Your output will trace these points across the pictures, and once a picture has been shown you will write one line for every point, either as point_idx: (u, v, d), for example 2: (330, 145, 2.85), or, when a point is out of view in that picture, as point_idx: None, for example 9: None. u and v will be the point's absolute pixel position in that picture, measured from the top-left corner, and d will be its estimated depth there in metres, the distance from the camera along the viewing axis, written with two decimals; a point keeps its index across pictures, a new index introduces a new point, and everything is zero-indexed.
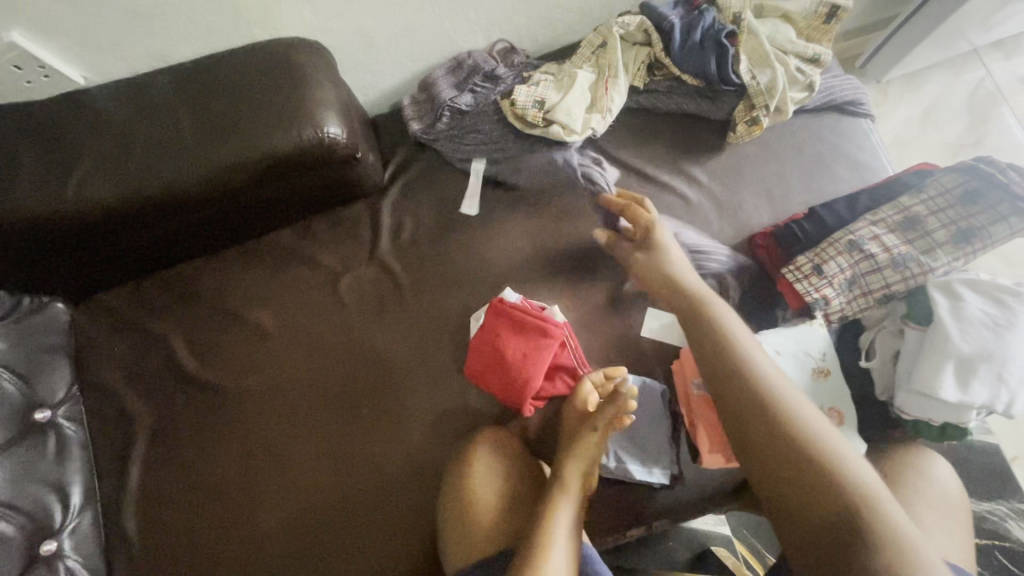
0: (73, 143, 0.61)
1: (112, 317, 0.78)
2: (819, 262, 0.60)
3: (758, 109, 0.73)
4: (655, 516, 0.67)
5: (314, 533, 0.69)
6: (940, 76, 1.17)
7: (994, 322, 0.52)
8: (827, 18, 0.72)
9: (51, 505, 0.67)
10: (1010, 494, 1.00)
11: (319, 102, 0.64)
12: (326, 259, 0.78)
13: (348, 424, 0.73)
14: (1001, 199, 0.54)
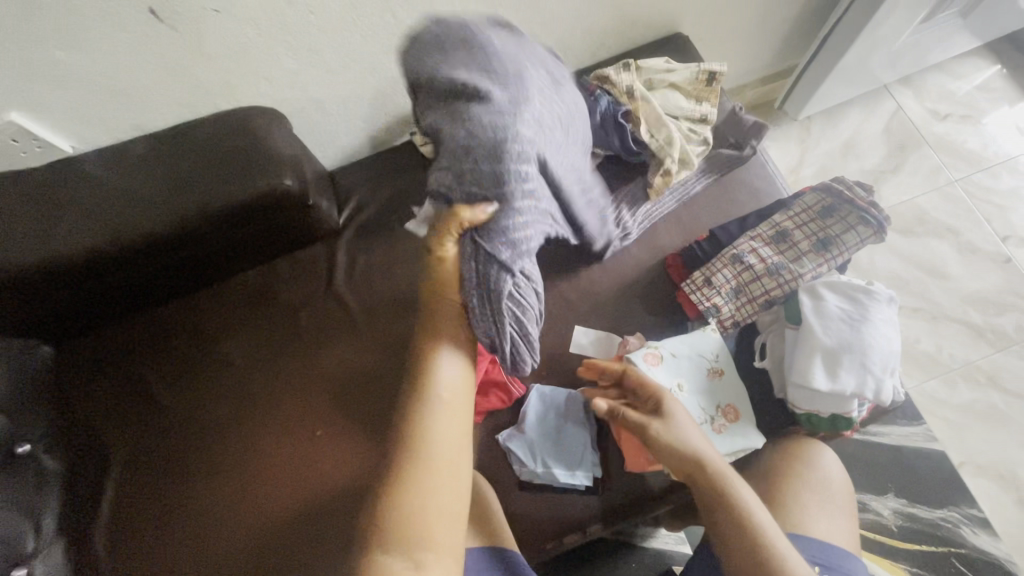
0: (60, 201, 0.70)
1: (94, 356, 0.86)
2: (709, 275, 0.67)
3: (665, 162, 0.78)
4: (587, 522, 0.71)
5: (268, 552, 0.74)
6: (856, 112, 1.29)
7: (850, 318, 0.61)
8: (708, 82, 0.83)
9: (26, 532, 0.73)
10: (961, 500, 1.03)
11: (273, 159, 0.75)
12: (287, 296, 0.87)
13: (302, 447, 0.80)
14: (850, 212, 0.65)
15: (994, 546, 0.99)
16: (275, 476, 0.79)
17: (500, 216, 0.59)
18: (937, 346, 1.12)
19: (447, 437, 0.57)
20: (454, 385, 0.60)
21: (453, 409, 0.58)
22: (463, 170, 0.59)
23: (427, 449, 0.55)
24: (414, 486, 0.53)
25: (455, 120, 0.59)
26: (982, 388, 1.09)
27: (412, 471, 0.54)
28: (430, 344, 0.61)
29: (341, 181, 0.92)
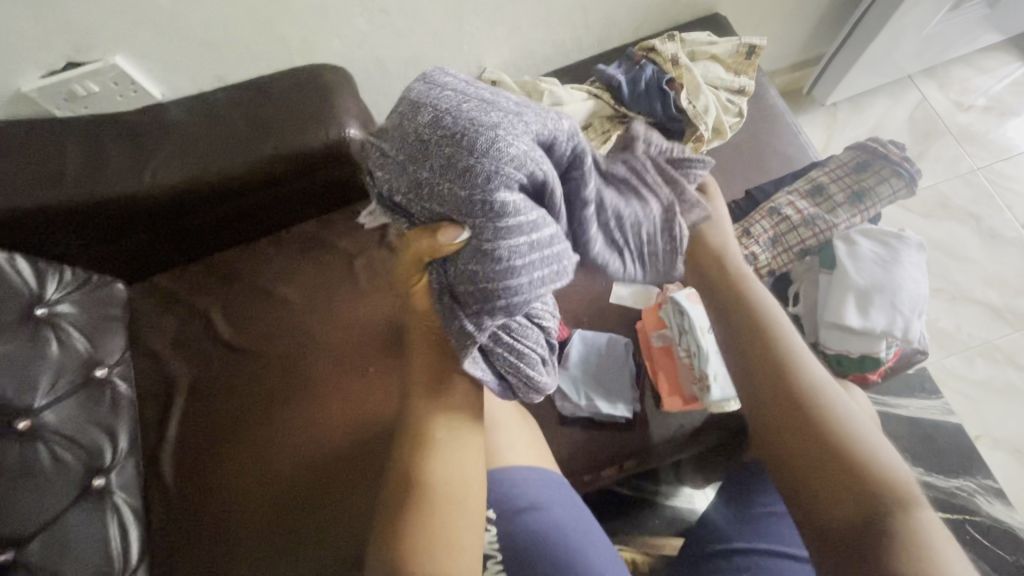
0: (151, 141, 0.77)
1: (163, 295, 0.91)
2: (747, 226, 0.72)
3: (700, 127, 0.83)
4: (626, 456, 0.76)
5: (325, 471, 0.81)
6: (882, 101, 1.33)
7: (882, 261, 0.66)
8: (747, 54, 0.88)
9: (104, 446, 0.78)
10: (977, 471, 1.06)
11: (343, 110, 0.81)
12: (343, 245, 0.92)
13: (357, 380, 0.86)
14: (884, 166, 0.70)
15: (1008, 515, 1.03)
16: (331, 413, 0.84)
17: (466, 257, 0.49)
18: (957, 325, 1.16)
19: (450, 472, 0.57)
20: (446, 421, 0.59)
21: (450, 442, 0.58)
22: (421, 184, 0.48)
23: (430, 485, 0.56)
24: (427, 517, 0.54)
25: (429, 115, 0.48)
26: (1000, 365, 1.13)
27: (423, 508, 0.55)
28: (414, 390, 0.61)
29: None
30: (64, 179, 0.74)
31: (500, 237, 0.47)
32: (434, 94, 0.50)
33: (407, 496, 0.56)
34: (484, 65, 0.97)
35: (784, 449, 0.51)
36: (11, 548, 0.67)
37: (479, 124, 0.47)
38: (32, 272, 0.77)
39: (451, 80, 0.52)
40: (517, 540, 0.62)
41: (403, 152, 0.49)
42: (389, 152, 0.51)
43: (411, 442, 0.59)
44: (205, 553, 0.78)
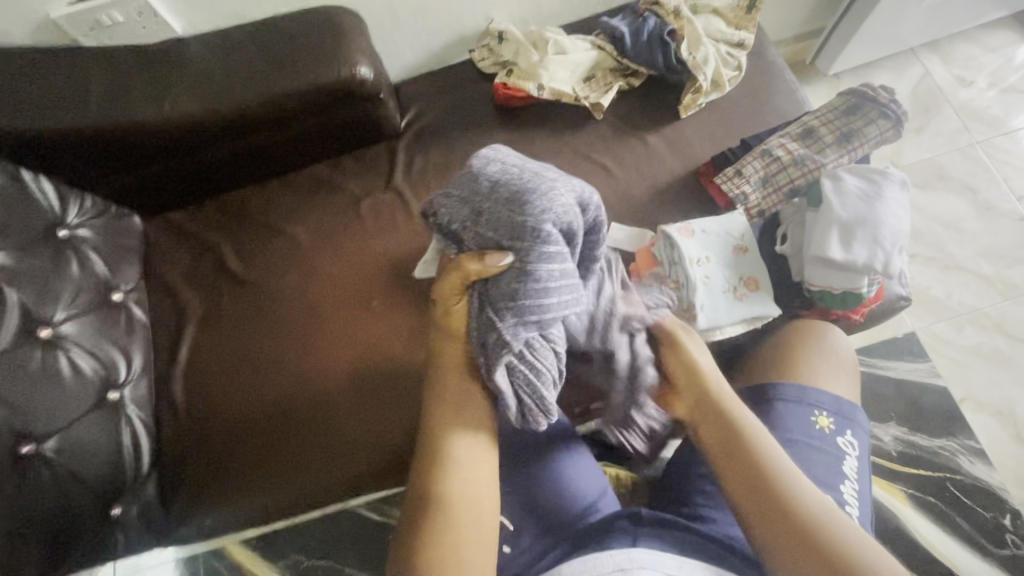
0: (171, 72, 0.81)
1: (176, 228, 0.95)
2: (739, 167, 0.75)
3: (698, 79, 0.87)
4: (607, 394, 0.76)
5: (328, 404, 0.83)
6: (885, 75, 1.34)
7: (866, 197, 0.68)
8: (748, 10, 0.90)
9: (119, 362, 0.82)
10: (961, 432, 1.09)
11: (355, 50, 0.84)
12: (351, 186, 0.94)
13: (360, 315, 0.87)
14: (873, 109, 0.73)
15: (989, 475, 1.06)
16: (335, 343, 0.86)
17: (510, 277, 0.56)
18: (948, 293, 1.18)
19: (462, 488, 0.56)
20: (466, 433, 0.59)
21: (468, 454, 0.58)
22: (482, 212, 0.58)
23: (444, 498, 0.55)
24: (438, 532, 0.53)
25: (493, 174, 0.60)
26: (988, 332, 1.15)
27: (433, 524, 0.54)
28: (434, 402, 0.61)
29: (402, 92, 1.01)
30: (88, 103, 0.79)
31: (540, 263, 0.55)
32: (496, 159, 0.62)
33: (420, 508, 0.55)
34: (492, 16, 0.99)
35: (745, 499, 0.54)
36: (30, 443, 0.70)
37: (535, 182, 0.58)
38: (55, 194, 0.82)
39: (508, 154, 0.64)
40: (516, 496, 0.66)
41: (464, 195, 0.60)
42: (453, 194, 0.62)
43: (431, 452, 0.58)
44: (213, 477, 0.81)
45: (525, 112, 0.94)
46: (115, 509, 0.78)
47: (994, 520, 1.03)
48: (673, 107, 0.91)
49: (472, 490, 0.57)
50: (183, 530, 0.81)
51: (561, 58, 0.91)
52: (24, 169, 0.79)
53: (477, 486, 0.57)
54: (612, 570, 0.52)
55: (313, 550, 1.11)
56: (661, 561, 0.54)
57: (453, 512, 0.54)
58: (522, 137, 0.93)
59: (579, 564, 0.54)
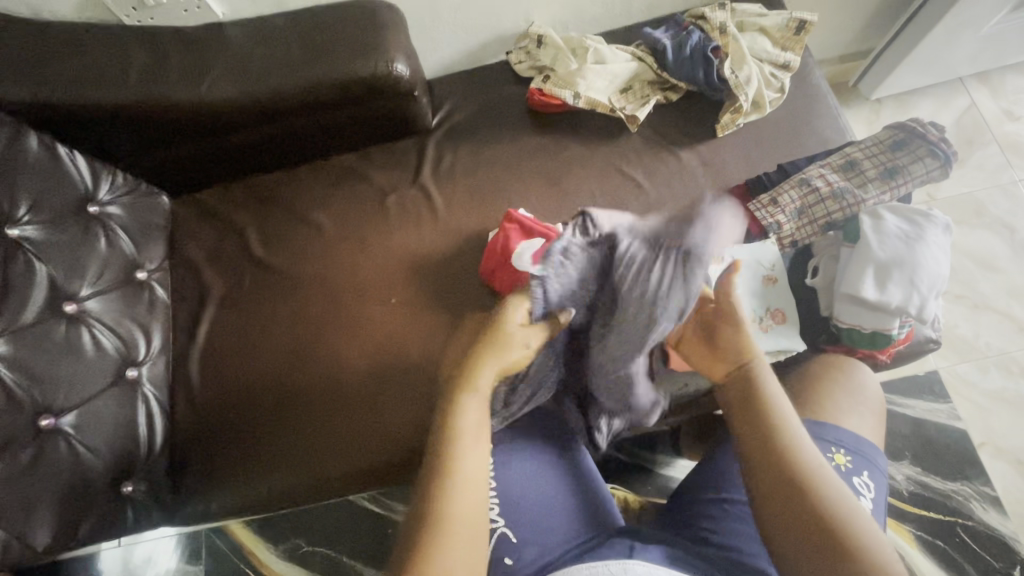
0: (210, 55, 0.81)
1: (202, 208, 0.95)
2: (775, 196, 0.74)
3: (738, 99, 0.85)
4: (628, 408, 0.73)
5: (341, 393, 0.83)
6: (929, 103, 1.30)
7: (906, 237, 0.67)
8: (796, 30, 0.88)
9: (139, 340, 0.83)
10: (976, 476, 1.06)
11: (393, 44, 0.83)
12: (378, 181, 0.94)
13: (379, 307, 0.87)
14: (921, 146, 0.71)
15: (1001, 523, 1.03)
16: (352, 335, 0.86)
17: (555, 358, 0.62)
18: (975, 333, 1.15)
19: (467, 510, 0.52)
20: (480, 453, 0.55)
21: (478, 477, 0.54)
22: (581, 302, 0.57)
23: (448, 519, 0.51)
24: (436, 556, 0.48)
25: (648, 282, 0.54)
26: (1013, 377, 1.12)
27: (433, 546, 0.49)
28: (452, 417, 0.56)
29: (436, 88, 1.00)
30: (127, 80, 0.79)
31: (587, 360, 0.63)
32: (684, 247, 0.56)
33: (423, 528, 0.50)
34: (532, 19, 0.97)
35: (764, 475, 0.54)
36: (49, 416, 0.71)
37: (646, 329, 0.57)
38: (87, 168, 0.83)
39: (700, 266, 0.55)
40: (520, 513, 0.63)
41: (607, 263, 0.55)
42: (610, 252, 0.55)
43: (439, 469, 0.54)
44: (223, 458, 0.82)
45: (559, 119, 0.93)
46: (126, 486, 0.78)
47: (1004, 569, 1.00)
48: (709, 124, 0.89)
49: (476, 513, 0.53)
50: (187, 510, 0.82)
51: (599, 66, 0.90)
52: (60, 144, 0.81)
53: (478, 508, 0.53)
54: None
55: (313, 538, 1.12)
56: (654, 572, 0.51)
57: (455, 529, 0.50)
58: (553, 144, 0.92)
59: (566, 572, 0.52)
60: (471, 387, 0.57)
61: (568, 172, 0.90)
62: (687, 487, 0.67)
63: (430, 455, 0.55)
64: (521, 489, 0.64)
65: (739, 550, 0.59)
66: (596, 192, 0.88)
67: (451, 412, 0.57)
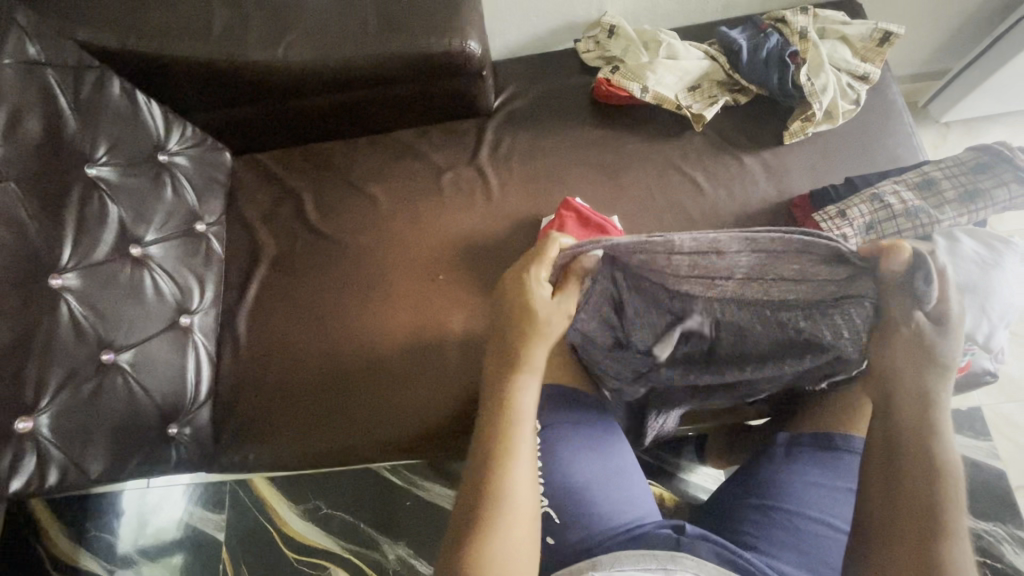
0: (290, 19, 0.83)
1: (262, 169, 0.97)
2: (844, 209, 0.73)
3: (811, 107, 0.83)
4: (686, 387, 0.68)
5: (381, 362, 0.84)
6: (1001, 131, 1.26)
7: (982, 261, 0.65)
8: (879, 42, 0.85)
9: (194, 289, 0.85)
10: (1010, 519, 1.03)
11: (469, 22, 0.83)
12: (436, 158, 0.94)
13: (426, 282, 0.88)
14: (1007, 170, 0.68)
15: None
16: (398, 307, 0.87)
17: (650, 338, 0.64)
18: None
19: (527, 494, 0.53)
20: (532, 437, 0.56)
21: (532, 461, 0.54)
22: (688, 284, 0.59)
23: (509, 502, 0.51)
24: (499, 537, 0.49)
25: (848, 319, 0.55)
26: None
27: (494, 527, 0.50)
28: (507, 399, 0.56)
29: (501, 70, 0.99)
30: (209, 36, 0.81)
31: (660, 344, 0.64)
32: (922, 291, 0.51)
33: (480, 508, 0.51)
34: (605, 9, 0.97)
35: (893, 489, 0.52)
36: (110, 352, 0.74)
37: (806, 339, 0.59)
38: (161, 119, 0.85)
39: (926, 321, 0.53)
40: (564, 489, 0.62)
41: (786, 268, 0.54)
42: (800, 250, 0.52)
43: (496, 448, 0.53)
44: (263, 413, 0.84)
45: (622, 113, 0.92)
46: (172, 428, 0.80)
47: None
48: (777, 132, 0.88)
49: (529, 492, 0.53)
50: (226, 459, 0.84)
51: (670, 62, 0.89)
52: (139, 92, 0.83)
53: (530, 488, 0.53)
54: (656, 568, 0.52)
55: (332, 501, 1.15)
56: (702, 566, 0.53)
57: (508, 508, 0.51)
58: (615, 137, 0.91)
59: (615, 558, 0.54)
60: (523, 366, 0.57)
61: (627, 167, 0.89)
62: (728, 491, 0.66)
63: (484, 434, 0.55)
64: (569, 464, 0.64)
65: (776, 557, 0.58)
66: (653, 188, 0.87)
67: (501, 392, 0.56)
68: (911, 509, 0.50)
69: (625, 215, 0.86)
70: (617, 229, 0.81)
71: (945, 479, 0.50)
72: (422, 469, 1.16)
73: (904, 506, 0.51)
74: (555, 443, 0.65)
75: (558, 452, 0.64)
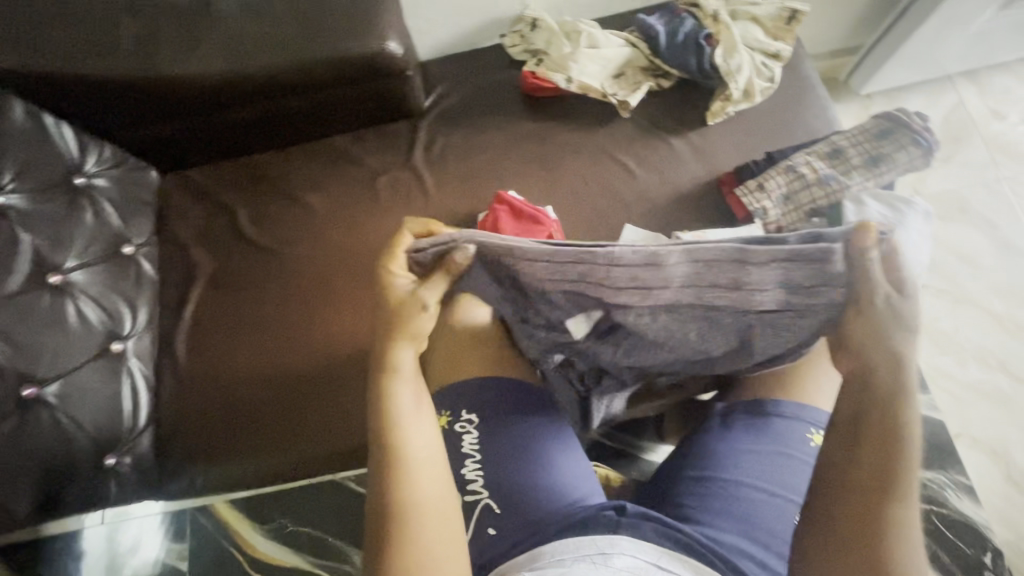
0: (202, 30, 0.81)
1: (190, 186, 0.94)
2: (762, 181, 0.79)
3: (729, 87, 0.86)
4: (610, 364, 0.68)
5: (328, 373, 0.83)
6: (919, 99, 1.32)
7: (887, 220, 0.70)
8: (788, 21, 0.89)
9: (125, 314, 0.83)
10: (952, 466, 1.08)
11: (388, 22, 0.82)
12: (369, 161, 0.93)
13: (367, 288, 0.86)
14: (905, 134, 0.75)
15: (975, 511, 1.06)
16: (341, 315, 0.85)
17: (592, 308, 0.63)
18: (955, 327, 1.18)
19: (435, 488, 0.53)
20: (427, 427, 0.56)
21: (431, 451, 0.55)
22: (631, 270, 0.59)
23: (413, 502, 0.52)
24: (412, 538, 0.50)
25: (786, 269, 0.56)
26: (991, 370, 1.15)
27: (407, 534, 0.50)
28: (388, 401, 0.56)
29: (430, 69, 0.99)
30: (117, 52, 0.78)
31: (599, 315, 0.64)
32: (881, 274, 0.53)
33: (387, 519, 0.51)
34: (527, 3, 0.98)
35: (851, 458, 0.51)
36: (31, 386, 0.71)
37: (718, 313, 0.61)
38: (74, 140, 0.82)
39: (894, 307, 0.52)
40: (507, 492, 0.62)
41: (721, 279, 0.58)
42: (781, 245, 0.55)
43: (388, 455, 0.53)
44: (208, 437, 0.82)
45: (552, 104, 0.93)
46: (110, 459, 0.78)
47: (975, 556, 1.03)
48: (700, 112, 0.90)
49: (434, 482, 0.53)
50: (172, 486, 0.82)
51: (592, 51, 0.90)
52: (46, 113, 0.80)
53: (433, 479, 0.53)
54: (593, 553, 0.54)
55: (297, 518, 1.13)
56: (641, 549, 0.54)
57: (415, 507, 0.51)
58: (546, 129, 0.92)
59: (558, 545, 0.56)
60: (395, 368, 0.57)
61: (560, 157, 0.90)
62: (671, 468, 0.68)
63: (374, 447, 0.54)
64: (505, 468, 0.64)
65: (714, 526, 0.60)
66: (586, 176, 0.89)
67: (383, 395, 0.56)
68: (873, 474, 0.50)
69: (560, 205, 0.87)
70: (551, 218, 0.83)
71: (905, 439, 0.50)
72: None
73: (863, 476, 0.50)
74: (493, 446, 0.65)
75: (497, 456, 0.64)
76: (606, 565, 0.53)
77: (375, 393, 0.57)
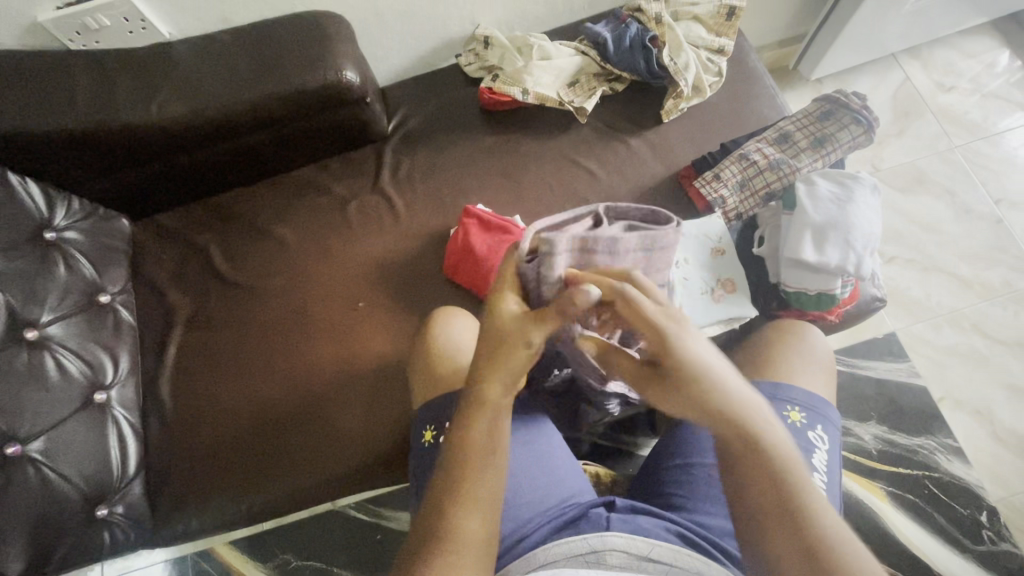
0: (160, 77, 0.82)
1: (163, 229, 0.95)
2: (718, 172, 0.82)
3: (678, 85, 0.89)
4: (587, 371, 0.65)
5: (311, 402, 0.83)
6: (867, 80, 1.37)
7: (837, 199, 0.73)
8: (727, 17, 0.92)
9: (106, 364, 0.83)
10: (939, 430, 1.11)
11: (342, 53, 0.85)
12: (338, 189, 0.95)
13: (345, 313, 0.87)
14: (845, 114, 0.80)
15: (967, 472, 1.08)
16: (321, 342, 0.86)
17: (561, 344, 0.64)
18: (927, 294, 1.21)
19: (485, 529, 0.49)
20: (498, 470, 0.52)
21: (498, 493, 0.51)
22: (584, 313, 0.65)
23: (454, 540, 0.48)
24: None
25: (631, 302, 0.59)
26: (966, 333, 1.18)
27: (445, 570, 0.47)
28: (470, 431, 0.52)
29: (390, 94, 1.01)
30: (75, 106, 0.79)
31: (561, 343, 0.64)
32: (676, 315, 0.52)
33: (432, 542, 0.48)
34: (478, 22, 1.00)
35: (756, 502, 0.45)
36: (15, 444, 0.71)
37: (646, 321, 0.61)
38: (42, 196, 0.82)
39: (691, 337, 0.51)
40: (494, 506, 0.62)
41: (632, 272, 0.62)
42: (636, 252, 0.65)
43: (451, 484, 0.51)
44: (199, 478, 0.81)
45: (511, 116, 0.96)
46: (101, 510, 0.77)
47: (972, 516, 1.05)
48: (654, 112, 0.93)
49: (484, 526, 0.49)
50: (167, 531, 0.81)
51: (544, 62, 0.93)
52: (11, 172, 0.80)
53: (486, 521, 0.50)
54: (585, 553, 0.54)
55: (301, 552, 1.12)
56: (631, 543, 0.54)
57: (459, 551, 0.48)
58: (507, 140, 0.94)
59: (549, 548, 0.55)
60: (485, 407, 0.53)
61: (524, 167, 0.92)
62: (655, 455, 0.69)
63: (445, 470, 0.52)
64: None
65: (699, 511, 0.62)
66: (551, 183, 0.91)
67: (471, 423, 0.53)
68: (767, 493, 0.45)
69: (528, 214, 0.89)
70: (519, 226, 0.84)
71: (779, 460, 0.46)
72: (386, 499, 1.14)
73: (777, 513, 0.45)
74: None
75: None
76: (599, 564, 0.53)
77: (459, 430, 0.53)
